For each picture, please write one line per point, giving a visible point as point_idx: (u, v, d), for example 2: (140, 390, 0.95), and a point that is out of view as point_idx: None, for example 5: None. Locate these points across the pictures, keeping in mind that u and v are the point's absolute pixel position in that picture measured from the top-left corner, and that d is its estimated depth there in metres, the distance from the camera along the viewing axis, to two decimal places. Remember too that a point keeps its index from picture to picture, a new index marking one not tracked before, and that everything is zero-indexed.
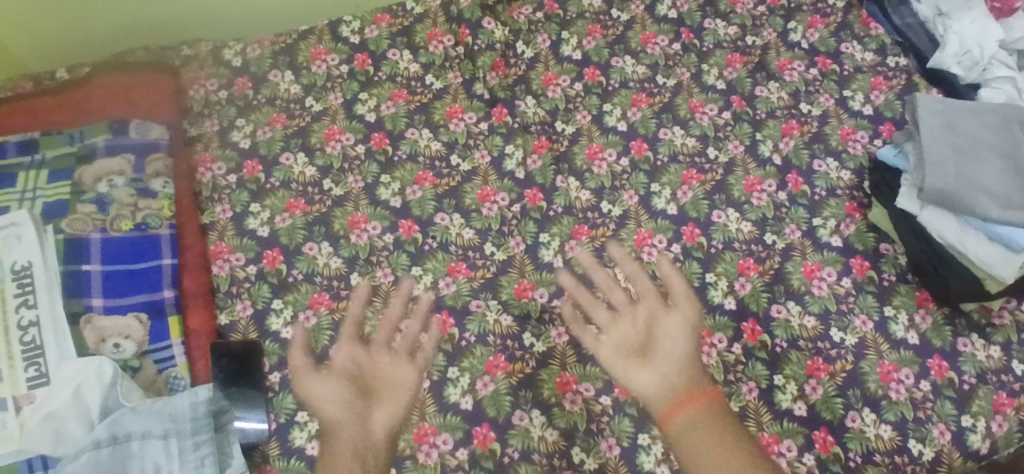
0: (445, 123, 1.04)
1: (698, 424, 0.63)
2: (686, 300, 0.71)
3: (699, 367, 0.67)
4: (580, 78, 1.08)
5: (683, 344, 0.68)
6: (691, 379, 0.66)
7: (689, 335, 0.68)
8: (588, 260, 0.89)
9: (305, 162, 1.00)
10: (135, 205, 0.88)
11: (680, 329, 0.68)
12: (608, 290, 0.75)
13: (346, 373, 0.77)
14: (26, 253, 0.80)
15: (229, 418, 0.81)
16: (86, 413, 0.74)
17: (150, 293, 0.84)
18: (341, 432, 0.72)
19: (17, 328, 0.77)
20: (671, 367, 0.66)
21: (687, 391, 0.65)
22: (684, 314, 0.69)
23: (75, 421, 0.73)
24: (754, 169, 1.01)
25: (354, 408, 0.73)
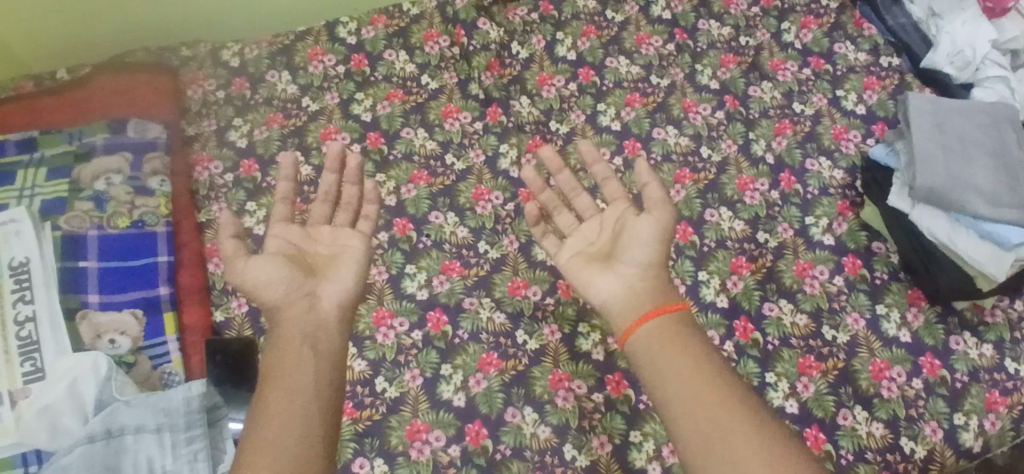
0: (440, 122, 1.05)
1: (664, 329, 0.66)
2: (654, 202, 0.71)
3: (663, 276, 0.69)
4: (574, 78, 1.09)
5: (653, 250, 0.69)
6: (657, 287, 0.68)
7: (659, 241, 0.70)
8: (551, 167, 0.83)
9: (301, 161, 1.01)
10: (132, 203, 0.89)
11: (649, 237, 0.70)
12: (575, 188, 0.80)
13: (292, 236, 0.73)
14: (24, 249, 0.81)
15: (222, 415, 0.79)
16: (82, 407, 0.74)
17: (146, 289, 0.84)
18: (284, 317, 0.68)
19: (14, 323, 0.78)
20: (635, 274, 0.69)
21: (651, 298, 0.67)
22: (652, 217, 0.70)
23: (71, 415, 0.74)
24: (747, 168, 1.01)
25: (295, 290, 0.70)
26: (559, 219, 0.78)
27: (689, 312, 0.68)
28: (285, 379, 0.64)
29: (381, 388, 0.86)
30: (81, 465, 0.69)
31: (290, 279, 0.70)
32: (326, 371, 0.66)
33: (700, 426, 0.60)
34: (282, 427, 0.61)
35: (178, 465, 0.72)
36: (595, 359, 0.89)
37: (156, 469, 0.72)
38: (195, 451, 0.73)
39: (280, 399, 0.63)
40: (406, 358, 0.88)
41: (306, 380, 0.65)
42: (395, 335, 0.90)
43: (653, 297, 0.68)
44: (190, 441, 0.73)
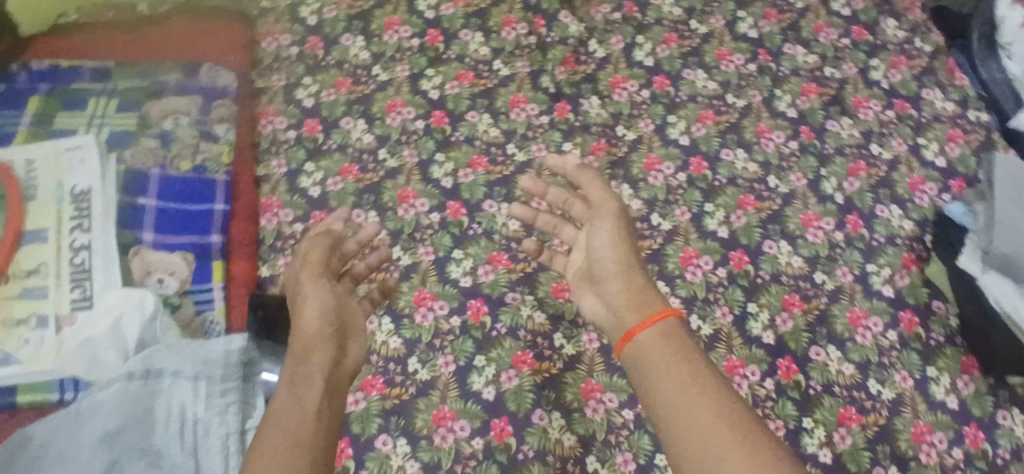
0: (507, 111, 1.03)
1: (659, 342, 0.70)
2: (597, 209, 0.81)
3: (642, 279, 0.76)
4: (648, 85, 1.07)
5: (618, 255, 0.78)
6: (643, 292, 0.75)
7: (620, 245, 0.79)
8: (535, 190, 0.91)
9: (364, 128, 1.01)
10: (196, 147, 0.90)
11: (609, 244, 0.79)
12: (565, 199, 0.89)
13: (320, 282, 0.79)
14: (87, 178, 0.82)
15: (257, 369, 0.77)
16: (122, 344, 0.75)
17: (199, 236, 0.85)
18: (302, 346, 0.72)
19: (69, 249, 0.79)
20: (610, 283, 0.78)
21: (633, 307, 0.74)
22: (602, 219, 0.80)
23: (110, 350, 0.74)
24: (813, 204, 0.98)
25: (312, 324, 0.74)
26: (565, 235, 0.88)
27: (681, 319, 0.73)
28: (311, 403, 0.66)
29: (412, 369, 0.86)
30: (117, 399, 0.71)
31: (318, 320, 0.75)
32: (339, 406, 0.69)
33: (693, 442, 0.62)
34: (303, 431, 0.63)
35: (209, 416, 0.71)
36: None
37: (186, 416, 0.71)
38: (225, 405, 0.72)
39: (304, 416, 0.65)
40: (441, 342, 0.88)
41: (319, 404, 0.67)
42: (434, 317, 0.89)
43: (636, 304, 0.74)
44: (224, 394, 0.73)
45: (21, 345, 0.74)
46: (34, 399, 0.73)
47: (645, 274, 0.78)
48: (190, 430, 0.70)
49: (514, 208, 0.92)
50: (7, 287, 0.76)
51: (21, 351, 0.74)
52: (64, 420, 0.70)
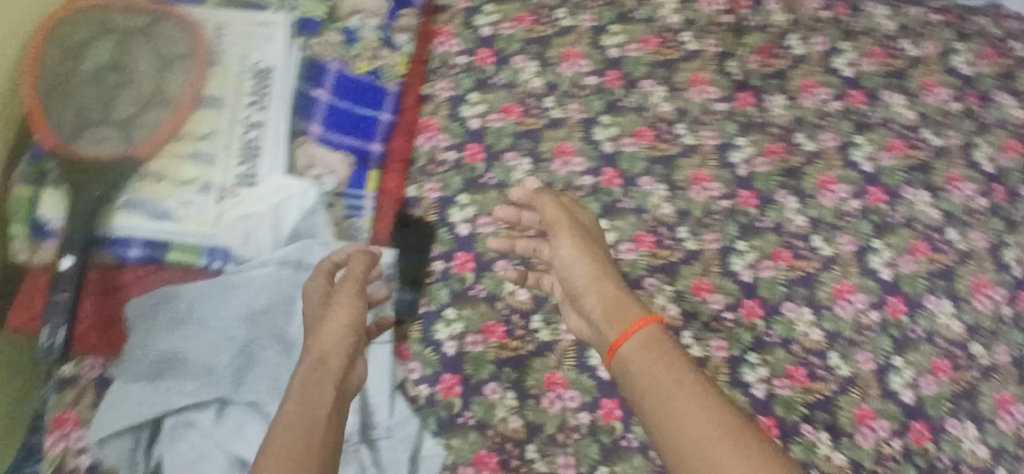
0: (685, 88, 0.97)
1: (638, 347, 0.68)
2: (550, 222, 0.80)
3: (614, 284, 0.75)
4: (842, 97, 0.98)
5: (587, 266, 0.77)
6: (615, 300, 0.73)
7: (591, 258, 0.77)
8: (508, 215, 0.85)
9: (534, 71, 0.97)
10: (376, 51, 0.87)
11: (581, 268, 0.77)
12: (513, 213, 0.84)
13: (354, 305, 0.68)
14: (271, 57, 0.82)
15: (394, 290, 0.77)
16: (278, 229, 0.77)
17: (362, 140, 0.84)
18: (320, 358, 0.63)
19: (243, 124, 0.79)
20: (591, 299, 0.75)
21: (612, 321, 0.71)
22: (562, 232, 0.78)
23: (266, 232, 0.76)
24: (989, 270, 0.90)
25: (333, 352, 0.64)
26: (523, 245, 0.83)
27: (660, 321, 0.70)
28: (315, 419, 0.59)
29: (535, 327, 0.83)
30: (268, 278, 0.73)
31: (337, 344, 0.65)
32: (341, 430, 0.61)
33: (688, 448, 0.60)
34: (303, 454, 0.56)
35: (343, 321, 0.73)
36: (754, 394, 0.82)
37: None
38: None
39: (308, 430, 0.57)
40: None
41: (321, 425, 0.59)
42: None
43: (612, 313, 0.72)
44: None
45: (184, 205, 0.75)
46: (182, 260, 0.75)
47: (612, 272, 0.77)
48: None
49: (492, 241, 0.84)
50: (178, 145, 0.77)
51: (180, 211, 0.75)
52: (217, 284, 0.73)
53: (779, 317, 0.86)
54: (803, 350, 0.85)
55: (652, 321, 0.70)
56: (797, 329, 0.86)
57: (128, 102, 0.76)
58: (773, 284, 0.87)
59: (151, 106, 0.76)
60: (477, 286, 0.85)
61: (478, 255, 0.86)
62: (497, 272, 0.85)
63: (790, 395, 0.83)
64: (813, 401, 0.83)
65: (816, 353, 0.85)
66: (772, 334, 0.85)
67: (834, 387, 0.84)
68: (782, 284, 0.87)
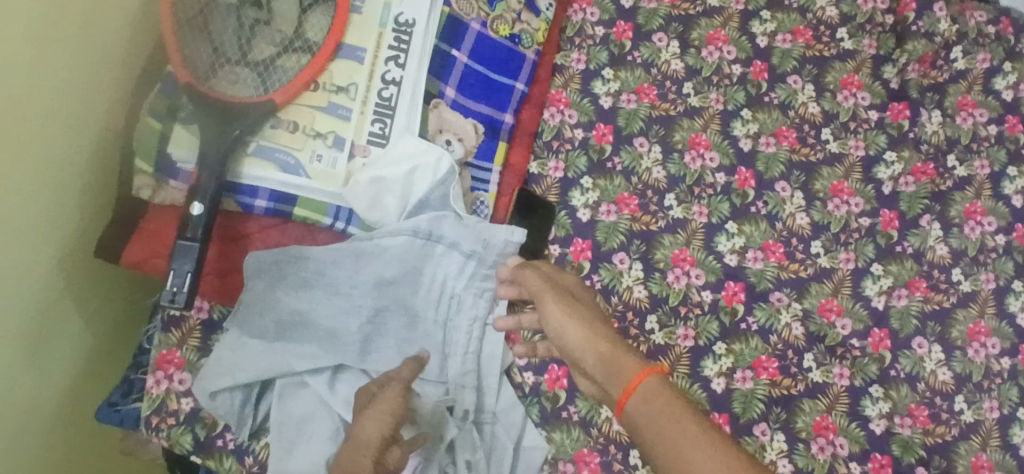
0: (834, 89, 0.90)
1: (643, 408, 0.57)
2: (537, 292, 0.69)
3: (607, 339, 0.64)
4: (999, 121, 0.91)
5: (585, 337, 0.65)
6: (596, 347, 0.64)
7: (584, 322, 0.66)
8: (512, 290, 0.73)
9: (675, 52, 0.91)
10: (518, 14, 0.81)
11: (575, 335, 0.65)
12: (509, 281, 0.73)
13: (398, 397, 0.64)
14: (414, 9, 0.76)
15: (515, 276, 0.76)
16: (405, 195, 0.73)
17: (494, 109, 0.79)
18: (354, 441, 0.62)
19: (380, 79, 0.74)
20: (592, 364, 0.64)
21: (610, 378, 0.61)
22: (546, 293, 0.69)
23: (394, 197, 0.72)
24: None
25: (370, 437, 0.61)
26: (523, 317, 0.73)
27: (662, 371, 0.60)
28: None
29: (649, 328, 0.80)
30: (398, 251, 0.71)
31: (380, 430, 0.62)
32: None
33: None
34: None
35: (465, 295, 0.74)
36: (872, 429, 0.78)
37: (446, 288, 0.74)
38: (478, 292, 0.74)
39: None
40: (686, 312, 0.81)
41: None
42: (686, 283, 0.82)
43: (612, 372, 0.61)
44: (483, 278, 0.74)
45: (312, 160, 0.71)
46: (309, 217, 0.71)
47: (608, 330, 0.66)
48: (446, 303, 0.73)
49: (501, 287, 0.73)
50: (312, 94, 0.72)
51: (311, 166, 0.71)
52: (344, 253, 0.70)
53: (906, 350, 0.81)
54: (928, 388, 0.80)
55: (651, 372, 0.59)
56: (924, 366, 0.80)
57: (268, 41, 0.71)
58: (905, 314, 0.82)
59: (291, 50, 0.71)
60: (593, 277, 0.81)
61: (598, 245, 0.82)
62: (615, 265, 0.82)
63: (908, 434, 0.78)
64: (930, 444, 0.78)
65: (942, 394, 0.80)
66: (897, 368, 0.80)
67: (954, 432, 0.79)
68: (914, 316, 0.82)
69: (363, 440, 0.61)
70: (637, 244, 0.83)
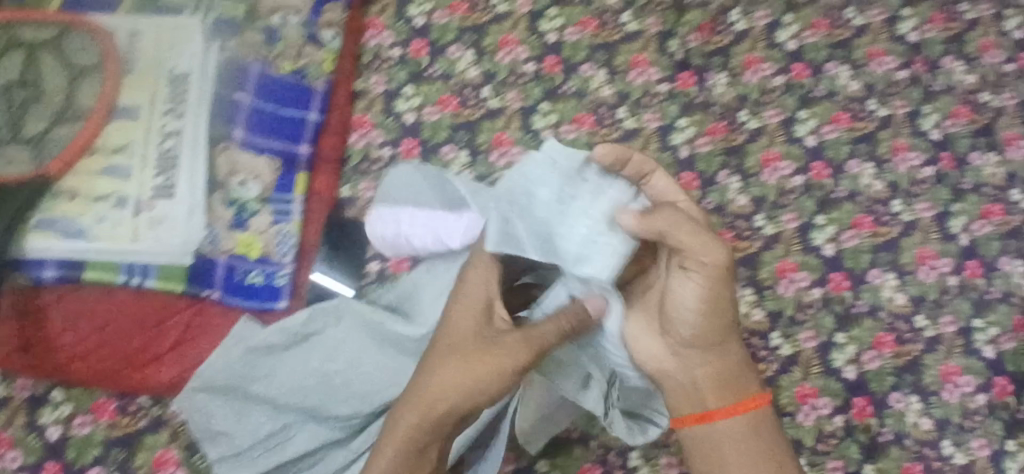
0: (625, 70, 0.95)
1: (735, 433, 0.64)
2: (719, 333, 0.62)
3: (733, 359, 0.64)
4: (784, 72, 0.96)
5: (727, 344, 0.63)
6: (740, 372, 0.65)
7: (733, 341, 0.64)
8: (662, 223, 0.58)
9: (471, 60, 0.95)
10: (300, 49, 0.85)
11: (728, 369, 0.64)
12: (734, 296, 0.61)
13: (521, 349, 0.61)
14: (187, 61, 0.83)
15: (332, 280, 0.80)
16: (190, 238, 0.79)
17: (288, 143, 0.82)
18: (422, 407, 0.61)
19: (158, 134, 0.81)
20: (741, 385, 0.64)
21: (717, 382, 0.64)
22: (708, 285, 0.59)
23: (178, 241, 0.78)
24: (934, 241, 0.91)
25: (443, 405, 0.61)
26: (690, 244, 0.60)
27: (771, 402, 0.66)
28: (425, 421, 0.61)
29: None
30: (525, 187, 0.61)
31: (447, 400, 0.61)
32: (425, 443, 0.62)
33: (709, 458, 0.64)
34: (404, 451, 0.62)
35: (614, 253, 0.59)
36: None
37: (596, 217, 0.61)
38: (509, 196, 0.60)
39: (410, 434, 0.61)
40: None
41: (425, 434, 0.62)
42: None
43: (721, 381, 0.64)
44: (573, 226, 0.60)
45: (100, 220, 0.79)
46: (101, 277, 0.78)
47: (737, 353, 0.65)
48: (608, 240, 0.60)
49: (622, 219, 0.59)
50: (92, 160, 0.80)
51: (97, 227, 0.79)
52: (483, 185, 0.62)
53: None
54: (746, 332, 0.88)
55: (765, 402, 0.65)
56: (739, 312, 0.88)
57: (39, 118, 0.81)
58: None
59: (62, 120, 0.81)
60: None
61: None
62: None
63: None
64: None
65: (756, 333, 0.88)
66: None
67: (776, 368, 0.87)
68: None
69: (429, 406, 0.61)
70: None
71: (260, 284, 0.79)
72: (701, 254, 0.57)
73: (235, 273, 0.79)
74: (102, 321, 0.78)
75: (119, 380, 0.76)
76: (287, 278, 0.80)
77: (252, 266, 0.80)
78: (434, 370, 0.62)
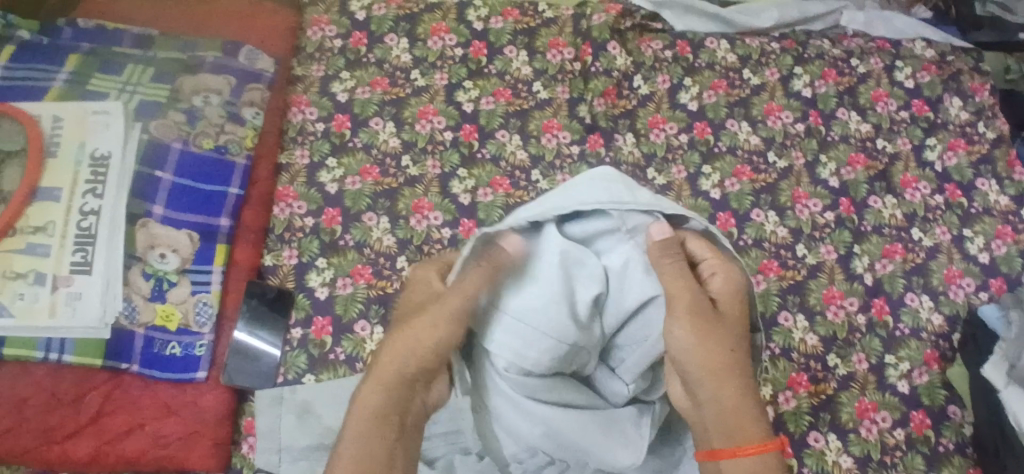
0: (538, 135, 1.01)
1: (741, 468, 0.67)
2: (718, 371, 0.67)
3: (735, 392, 0.67)
4: (688, 130, 1.03)
5: (722, 384, 0.67)
6: (741, 410, 0.67)
7: (742, 383, 0.68)
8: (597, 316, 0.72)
9: (391, 132, 0.99)
10: (221, 127, 0.93)
11: (731, 401, 0.67)
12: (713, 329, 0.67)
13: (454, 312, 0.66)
14: (109, 143, 0.87)
15: (251, 346, 0.85)
16: (103, 312, 0.81)
17: (208, 216, 0.88)
18: (382, 380, 0.66)
19: (78, 212, 0.84)
20: (741, 421, 0.67)
21: (718, 420, 0.67)
22: (703, 336, 0.66)
23: (91, 316, 0.80)
24: (840, 281, 0.94)
25: (398, 378, 0.66)
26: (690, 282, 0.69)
27: (778, 447, 0.67)
28: (377, 388, 0.66)
29: None
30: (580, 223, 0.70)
31: (405, 366, 0.67)
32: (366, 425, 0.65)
33: None
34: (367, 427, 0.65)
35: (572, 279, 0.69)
36: None
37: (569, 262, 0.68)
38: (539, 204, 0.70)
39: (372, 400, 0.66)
40: None
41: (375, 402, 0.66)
42: None
43: (726, 415, 0.67)
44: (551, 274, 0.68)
45: (16, 299, 0.80)
46: (19, 353, 0.80)
47: (743, 384, 0.68)
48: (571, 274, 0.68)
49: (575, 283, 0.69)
50: (12, 240, 0.82)
51: (14, 305, 0.80)
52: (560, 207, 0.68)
53: None
54: None
55: (768, 446, 0.67)
56: None
57: None
58: None
59: None
60: (336, 350, 0.85)
61: (338, 318, 0.87)
62: (357, 333, 0.86)
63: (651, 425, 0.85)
64: None
65: None
66: None
67: None
68: None
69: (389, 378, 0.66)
70: (376, 309, 0.88)
71: (178, 355, 0.83)
72: (720, 292, 0.70)
73: (152, 344, 0.82)
74: (21, 397, 0.80)
75: (36, 454, 0.78)
76: (205, 348, 0.84)
77: (170, 337, 0.83)
78: (392, 345, 0.68)
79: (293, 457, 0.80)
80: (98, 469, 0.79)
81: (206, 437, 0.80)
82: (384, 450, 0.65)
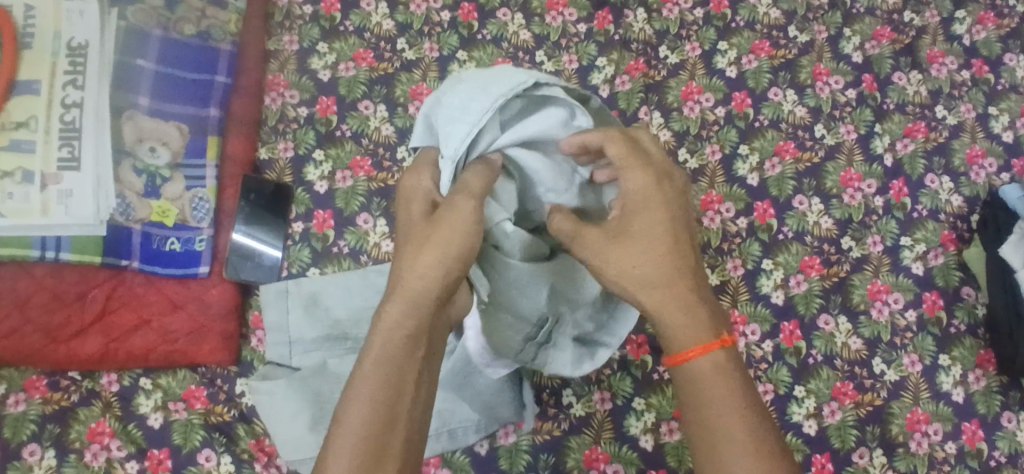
0: (542, 13, 0.94)
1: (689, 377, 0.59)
2: (627, 285, 0.59)
3: (656, 299, 0.59)
4: (703, 4, 0.96)
5: (636, 293, 0.59)
6: (671, 313, 0.59)
7: (658, 290, 0.59)
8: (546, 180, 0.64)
9: (384, 13, 0.92)
10: (202, 12, 0.89)
11: (651, 306, 0.59)
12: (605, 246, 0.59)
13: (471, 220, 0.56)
14: (84, 31, 0.83)
15: (252, 243, 0.83)
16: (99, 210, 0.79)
17: (197, 107, 0.86)
18: (405, 297, 0.56)
19: (60, 106, 0.81)
20: (665, 321, 0.59)
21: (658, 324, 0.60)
22: (596, 248, 0.59)
23: (86, 214, 0.79)
24: (858, 163, 0.91)
25: (423, 296, 0.57)
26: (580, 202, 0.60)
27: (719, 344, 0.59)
28: (404, 308, 0.56)
29: None
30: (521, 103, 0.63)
31: (429, 288, 0.57)
32: (390, 346, 0.56)
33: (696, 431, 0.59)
34: (393, 348, 0.56)
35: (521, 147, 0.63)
36: None
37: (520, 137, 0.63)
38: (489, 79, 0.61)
39: (395, 321, 0.56)
40: None
41: (402, 323, 0.56)
42: None
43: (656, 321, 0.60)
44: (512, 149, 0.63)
45: (5, 198, 0.78)
46: (15, 254, 0.78)
47: (665, 288, 0.59)
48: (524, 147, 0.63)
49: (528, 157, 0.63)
50: None
51: (4, 204, 0.78)
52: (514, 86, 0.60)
53: None
54: None
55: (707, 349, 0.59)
56: None
57: None
58: None
59: None
60: (339, 243, 0.84)
61: (339, 212, 0.85)
62: (360, 226, 0.84)
63: None
64: None
65: None
66: None
67: None
68: None
69: (416, 296, 0.56)
70: (377, 202, 0.85)
71: (179, 251, 0.82)
72: (628, 193, 0.60)
73: (151, 241, 0.81)
74: (22, 298, 0.79)
75: (42, 355, 0.78)
76: (206, 243, 0.83)
77: (169, 233, 0.82)
78: (407, 263, 0.57)
79: (305, 348, 0.80)
80: (107, 366, 0.79)
81: (215, 332, 0.80)
82: (407, 380, 0.56)
